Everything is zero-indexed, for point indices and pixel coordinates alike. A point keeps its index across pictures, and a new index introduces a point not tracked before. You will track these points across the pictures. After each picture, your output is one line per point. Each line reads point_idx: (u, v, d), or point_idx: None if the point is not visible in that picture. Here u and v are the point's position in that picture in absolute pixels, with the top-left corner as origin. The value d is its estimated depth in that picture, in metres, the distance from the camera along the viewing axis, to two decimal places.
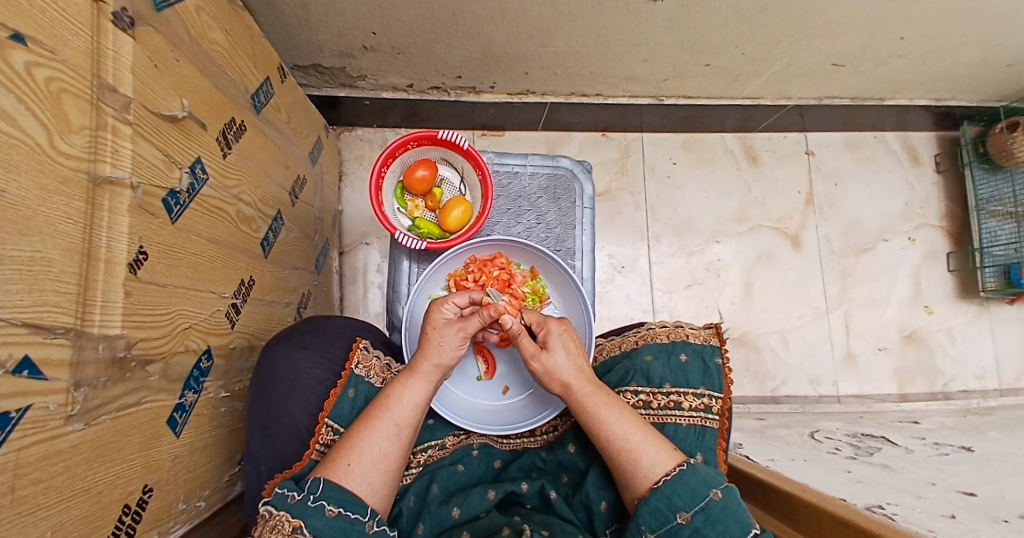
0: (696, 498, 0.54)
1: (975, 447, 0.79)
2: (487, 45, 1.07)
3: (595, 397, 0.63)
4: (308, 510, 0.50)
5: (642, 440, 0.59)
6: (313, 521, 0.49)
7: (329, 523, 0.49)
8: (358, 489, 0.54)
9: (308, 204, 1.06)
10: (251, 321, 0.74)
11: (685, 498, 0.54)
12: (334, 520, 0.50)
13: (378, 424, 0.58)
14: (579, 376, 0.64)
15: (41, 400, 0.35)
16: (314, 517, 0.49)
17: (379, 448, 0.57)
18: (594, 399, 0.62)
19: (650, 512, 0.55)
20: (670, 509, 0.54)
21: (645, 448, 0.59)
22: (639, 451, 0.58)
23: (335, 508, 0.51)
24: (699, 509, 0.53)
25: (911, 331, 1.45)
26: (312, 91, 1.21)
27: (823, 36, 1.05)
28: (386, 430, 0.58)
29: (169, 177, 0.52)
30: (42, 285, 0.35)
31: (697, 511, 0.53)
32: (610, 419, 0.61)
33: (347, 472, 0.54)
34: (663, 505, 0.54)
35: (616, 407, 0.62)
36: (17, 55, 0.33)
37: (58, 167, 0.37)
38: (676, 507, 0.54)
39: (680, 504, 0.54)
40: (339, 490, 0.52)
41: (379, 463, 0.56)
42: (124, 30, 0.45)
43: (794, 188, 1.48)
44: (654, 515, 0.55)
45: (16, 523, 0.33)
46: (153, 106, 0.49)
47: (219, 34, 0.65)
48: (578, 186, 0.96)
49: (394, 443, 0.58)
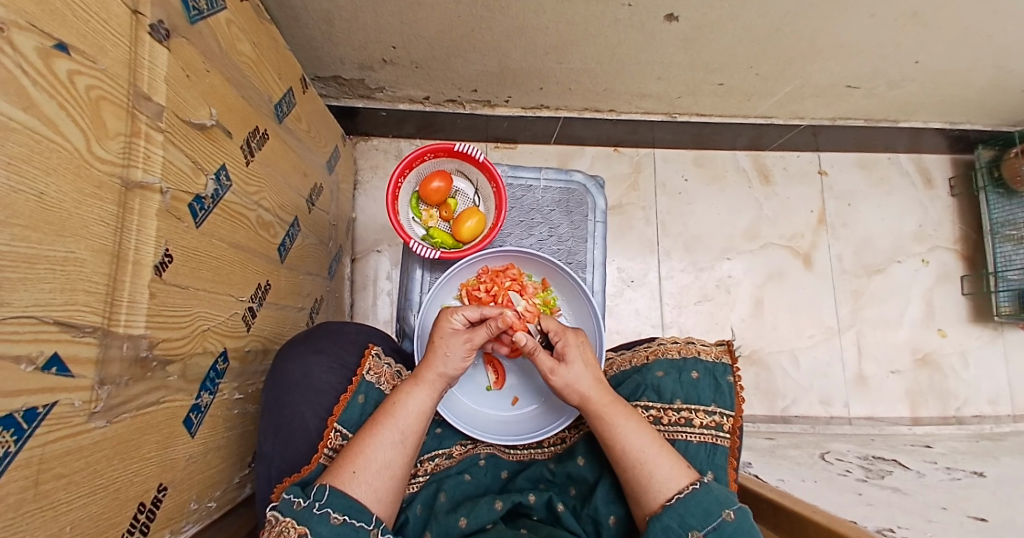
0: (708, 517, 0.53)
1: (989, 473, 0.77)
2: (503, 61, 1.09)
3: (612, 408, 0.62)
4: (314, 516, 0.50)
5: (656, 455, 0.59)
6: (319, 527, 0.49)
7: (334, 530, 0.49)
8: (363, 497, 0.54)
9: (323, 211, 1.07)
10: (266, 324, 0.75)
11: (697, 515, 0.53)
12: (339, 527, 0.50)
13: (384, 432, 0.58)
14: (595, 386, 0.64)
15: (67, 396, 0.36)
16: (320, 523, 0.49)
17: (385, 456, 0.57)
18: (612, 409, 0.62)
19: (662, 528, 0.54)
20: (683, 527, 0.53)
21: (659, 462, 0.58)
22: (654, 464, 0.58)
23: (340, 515, 0.51)
24: (712, 528, 0.53)
25: (924, 354, 1.42)
26: (331, 102, 1.24)
27: (837, 58, 1.05)
28: (391, 438, 0.58)
29: (195, 183, 0.54)
30: (74, 285, 0.37)
31: (710, 531, 0.52)
32: (627, 430, 0.61)
33: (353, 480, 0.55)
34: (675, 522, 0.54)
35: (633, 420, 0.62)
36: (61, 63, 0.35)
37: (93, 171, 0.39)
38: (688, 525, 0.53)
39: (693, 523, 0.53)
40: (343, 497, 0.52)
41: (384, 471, 0.57)
42: (160, 41, 0.47)
43: (806, 206, 1.48)
44: (666, 532, 0.54)
45: (38, 517, 0.34)
46: (184, 114, 0.51)
47: (247, 46, 0.68)
48: (590, 200, 0.97)
49: (398, 450, 0.58)
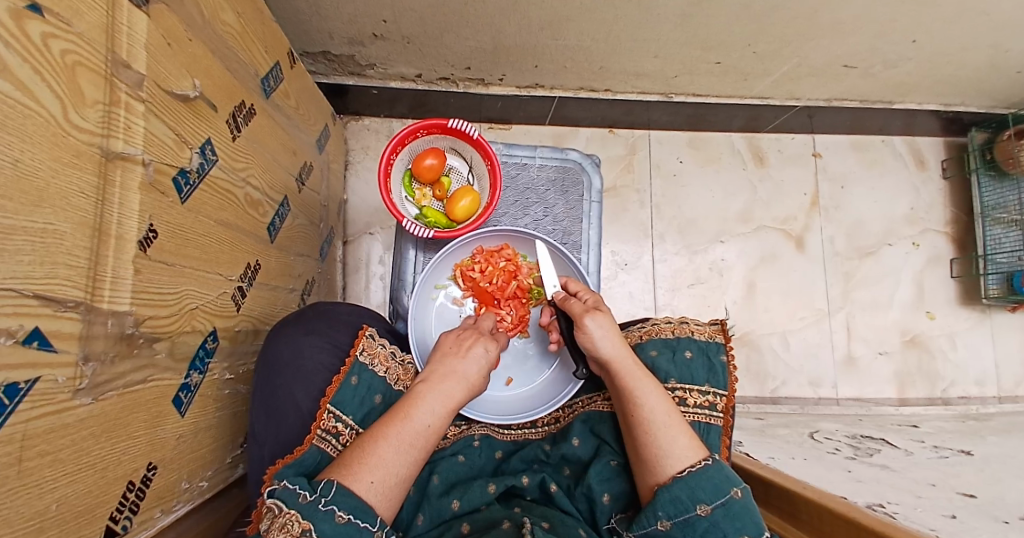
0: (717, 493, 0.54)
1: (975, 450, 0.79)
2: (497, 36, 1.06)
3: (636, 372, 0.62)
4: (319, 513, 0.49)
5: (676, 426, 0.59)
6: (323, 525, 0.48)
7: (338, 530, 0.48)
8: (374, 502, 0.52)
9: (314, 191, 1.05)
10: (256, 305, 0.74)
11: (707, 490, 0.54)
12: (343, 527, 0.48)
13: (401, 441, 0.56)
14: (621, 351, 0.63)
15: (50, 373, 0.35)
16: (324, 521, 0.48)
17: (400, 461, 0.55)
18: (637, 374, 0.62)
19: (670, 499, 0.55)
20: (691, 500, 0.54)
21: (677, 433, 0.59)
22: (672, 433, 0.58)
23: (345, 515, 0.49)
24: (720, 503, 0.53)
25: (912, 336, 1.45)
26: (320, 79, 1.21)
27: (835, 36, 1.04)
28: (406, 447, 0.56)
29: (179, 156, 0.52)
30: (53, 257, 0.35)
31: (718, 505, 0.53)
32: (649, 395, 0.60)
33: (368, 488, 0.52)
34: (684, 495, 0.54)
35: (656, 387, 0.62)
36: (34, 25, 0.33)
37: (71, 140, 0.37)
38: (697, 498, 0.54)
39: (701, 496, 0.54)
40: (351, 497, 0.51)
41: (398, 481, 0.55)
42: (139, 6, 0.44)
43: (799, 190, 1.48)
44: (674, 503, 0.54)
45: (23, 494, 0.33)
46: (166, 85, 0.49)
47: (231, 16, 0.65)
48: (586, 179, 0.95)
49: (412, 462, 0.56)
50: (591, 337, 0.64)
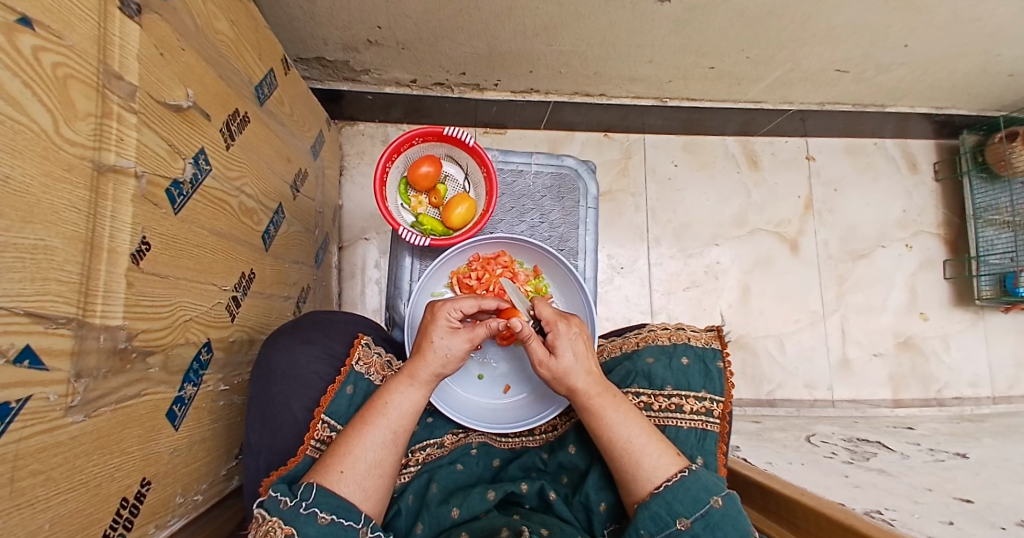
0: (697, 505, 0.54)
1: (970, 453, 0.79)
2: (492, 42, 1.07)
3: (600, 399, 0.62)
4: (301, 516, 0.49)
5: (645, 444, 0.59)
6: (306, 528, 0.48)
7: (322, 531, 0.49)
8: (352, 496, 0.54)
9: (309, 198, 1.05)
10: (251, 314, 0.73)
11: (685, 503, 0.54)
12: (327, 527, 0.49)
13: (374, 430, 0.57)
14: (584, 377, 0.63)
15: (42, 390, 0.35)
16: (307, 524, 0.49)
17: (374, 455, 0.56)
18: (601, 399, 0.62)
19: (650, 516, 0.55)
20: (671, 514, 0.54)
21: (647, 452, 0.59)
22: (641, 454, 0.59)
23: (328, 515, 0.50)
24: (700, 515, 0.53)
25: (907, 338, 1.46)
26: (314, 84, 1.21)
27: (827, 41, 1.05)
28: (381, 436, 0.57)
29: (172, 167, 0.51)
30: (44, 274, 0.35)
31: (698, 517, 0.53)
32: (614, 421, 0.61)
33: (341, 479, 0.54)
34: (663, 510, 0.55)
35: (621, 409, 0.62)
36: (25, 39, 0.33)
37: (63, 154, 0.36)
38: (676, 512, 0.54)
39: (681, 510, 0.54)
40: (331, 496, 0.52)
41: (374, 470, 0.56)
42: (131, 17, 0.44)
43: (793, 192, 1.49)
44: (654, 519, 0.55)
45: (15, 515, 0.33)
46: (159, 95, 0.49)
47: (225, 24, 0.65)
48: (582, 186, 0.96)
49: (389, 448, 0.58)
50: (557, 367, 0.63)
